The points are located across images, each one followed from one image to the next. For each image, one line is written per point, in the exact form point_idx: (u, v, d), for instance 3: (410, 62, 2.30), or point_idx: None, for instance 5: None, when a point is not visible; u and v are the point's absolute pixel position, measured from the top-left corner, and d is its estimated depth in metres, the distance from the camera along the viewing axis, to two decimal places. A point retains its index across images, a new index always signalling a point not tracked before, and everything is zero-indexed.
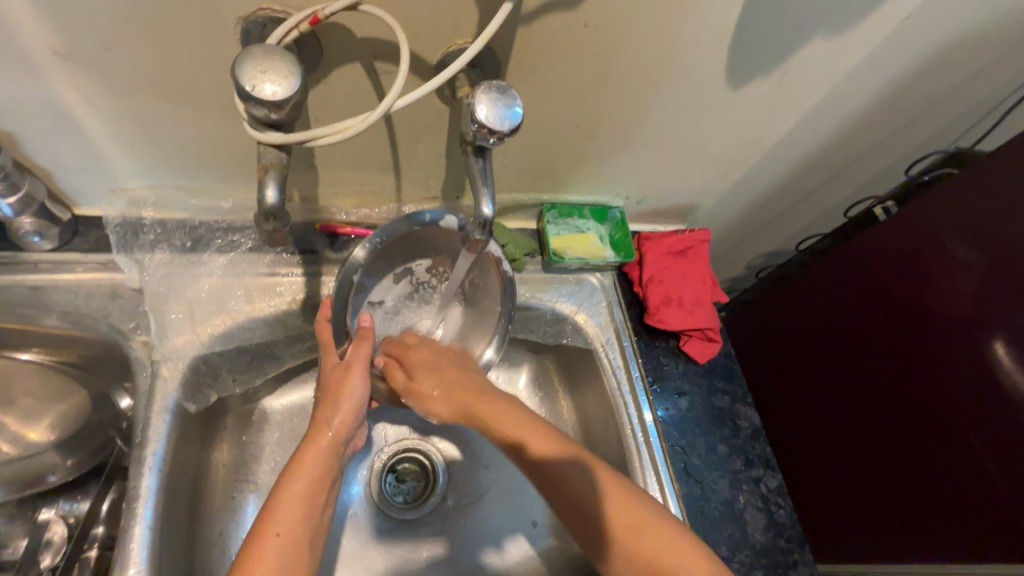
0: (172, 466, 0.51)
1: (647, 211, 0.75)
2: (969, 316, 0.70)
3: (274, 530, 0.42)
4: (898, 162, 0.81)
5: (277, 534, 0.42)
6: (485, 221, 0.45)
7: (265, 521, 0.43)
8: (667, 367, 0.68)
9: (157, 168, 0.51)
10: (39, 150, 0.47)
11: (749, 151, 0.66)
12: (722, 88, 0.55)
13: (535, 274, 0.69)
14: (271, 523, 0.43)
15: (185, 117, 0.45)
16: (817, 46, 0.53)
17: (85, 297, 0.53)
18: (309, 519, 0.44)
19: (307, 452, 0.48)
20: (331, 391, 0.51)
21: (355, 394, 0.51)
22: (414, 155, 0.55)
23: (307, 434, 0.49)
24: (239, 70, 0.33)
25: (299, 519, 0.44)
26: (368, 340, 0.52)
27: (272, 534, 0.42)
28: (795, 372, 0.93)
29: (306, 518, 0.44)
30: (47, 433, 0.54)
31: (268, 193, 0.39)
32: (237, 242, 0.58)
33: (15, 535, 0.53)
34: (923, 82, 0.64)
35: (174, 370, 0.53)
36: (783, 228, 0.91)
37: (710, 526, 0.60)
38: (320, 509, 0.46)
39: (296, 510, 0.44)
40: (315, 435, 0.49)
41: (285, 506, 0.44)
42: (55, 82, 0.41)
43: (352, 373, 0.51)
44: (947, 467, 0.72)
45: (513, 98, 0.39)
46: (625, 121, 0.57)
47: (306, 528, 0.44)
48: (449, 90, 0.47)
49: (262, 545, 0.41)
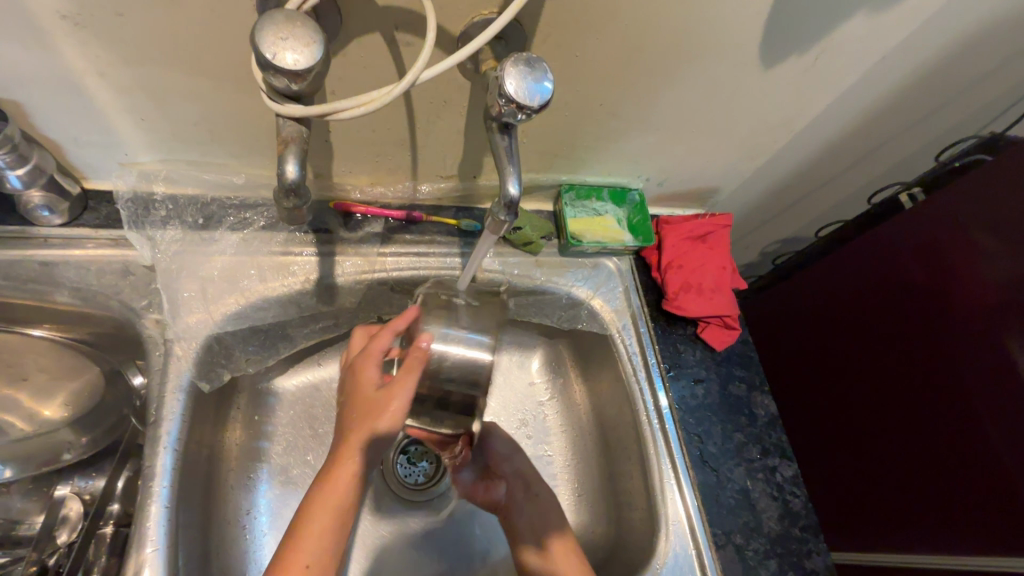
0: (187, 444, 0.51)
1: (666, 194, 0.73)
2: (994, 307, 0.68)
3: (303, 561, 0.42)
4: (927, 147, 0.78)
5: (307, 565, 0.42)
6: (512, 202, 0.42)
7: (293, 546, 0.43)
8: (684, 354, 0.67)
9: (169, 142, 0.50)
10: (49, 120, 0.45)
11: (776, 134, 0.64)
12: (754, 66, 0.53)
13: (551, 258, 0.68)
14: (298, 553, 0.42)
15: (199, 88, 0.44)
16: (857, 22, 0.50)
17: (96, 274, 0.52)
18: (336, 548, 0.44)
19: (328, 482, 0.45)
20: (362, 417, 0.47)
21: (384, 423, 0.46)
22: (432, 132, 0.53)
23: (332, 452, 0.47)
24: (259, 37, 0.31)
25: (329, 551, 0.43)
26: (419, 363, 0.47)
27: (301, 566, 0.42)
28: (812, 360, 0.93)
29: (334, 544, 0.44)
30: (61, 410, 0.53)
31: (288, 168, 0.37)
32: (249, 219, 0.56)
33: (30, 512, 0.53)
34: (960, 64, 0.62)
35: (187, 349, 0.52)
36: (804, 214, 0.89)
37: (725, 513, 0.60)
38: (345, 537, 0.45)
39: (323, 531, 0.44)
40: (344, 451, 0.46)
41: (313, 531, 0.43)
42: (63, 48, 0.39)
43: (388, 397, 0.47)
44: (964, 460, 0.70)
45: (543, 71, 0.37)
46: (651, 100, 0.55)
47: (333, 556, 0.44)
48: (471, 63, 0.45)
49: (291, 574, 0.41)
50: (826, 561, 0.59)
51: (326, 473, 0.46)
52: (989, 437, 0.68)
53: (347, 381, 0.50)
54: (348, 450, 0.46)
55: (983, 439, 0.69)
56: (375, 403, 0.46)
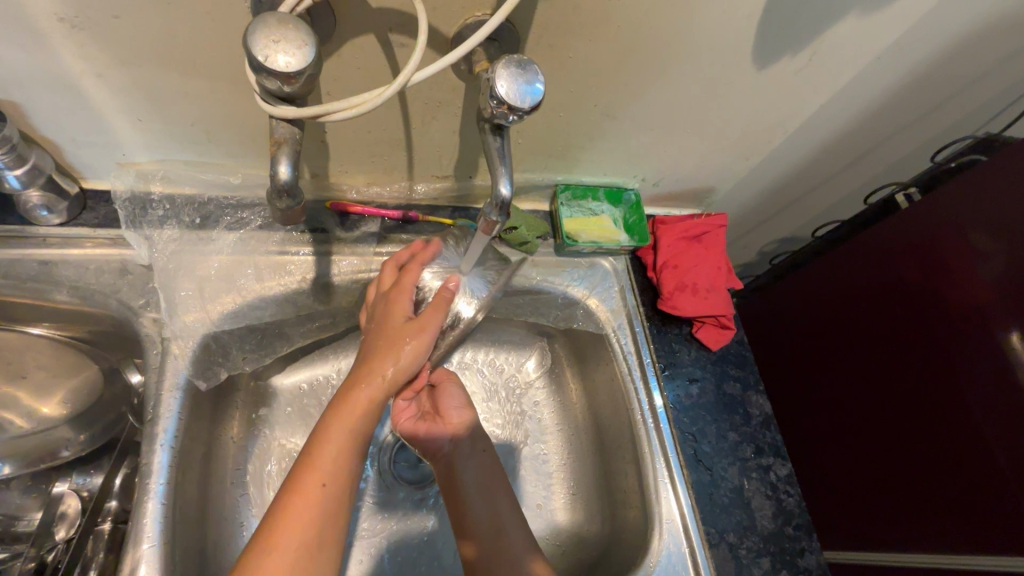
0: (184, 442, 0.51)
1: (662, 194, 0.73)
2: (988, 307, 0.68)
3: (321, 476, 0.42)
4: (923, 147, 0.79)
5: (323, 482, 0.42)
6: (503, 202, 0.43)
7: (311, 464, 0.42)
8: (679, 354, 0.68)
9: (167, 142, 0.50)
10: (47, 121, 0.45)
11: (771, 134, 0.65)
12: (748, 67, 0.53)
13: (547, 257, 0.68)
14: (313, 468, 0.42)
15: (195, 89, 0.44)
16: (850, 24, 0.51)
17: (94, 273, 0.52)
18: (352, 466, 0.44)
19: (349, 401, 0.45)
20: (386, 345, 0.47)
21: (404, 356, 0.46)
22: (427, 132, 0.53)
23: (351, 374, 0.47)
24: (251, 40, 0.32)
25: (347, 469, 0.43)
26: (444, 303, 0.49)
27: (319, 483, 0.42)
28: (808, 360, 0.93)
29: (351, 460, 0.44)
30: (59, 408, 0.54)
31: (280, 168, 0.37)
32: (246, 219, 0.57)
33: (29, 508, 0.53)
34: (954, 65, 0.62)
35: (185, 348, 0.52)
36: (800, 214, 0.89)
37: (719, 512, 0.60)
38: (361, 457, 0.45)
39: (338, 452, 0.43)
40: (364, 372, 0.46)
41: (330, 449, 0.43)
42: (60, 50, 0.39)
43: (410, 329, 0.47)
44: (958, 460, 0.71)
45: (534, 73, 0.38)
46: (646, 101, 0.55)
47: (350, 472, 0.44)
48: (466, 64, 0.45)
49: (308, 490, 0.41)
50: (818, 559, 0.60)
51: (338, 401, 0.45)
52: (984, 437, 0.68)
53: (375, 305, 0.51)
54: (373, 370, 0.46)
55: (978, 437, 0.69)
56: (392, 323, 0.48)
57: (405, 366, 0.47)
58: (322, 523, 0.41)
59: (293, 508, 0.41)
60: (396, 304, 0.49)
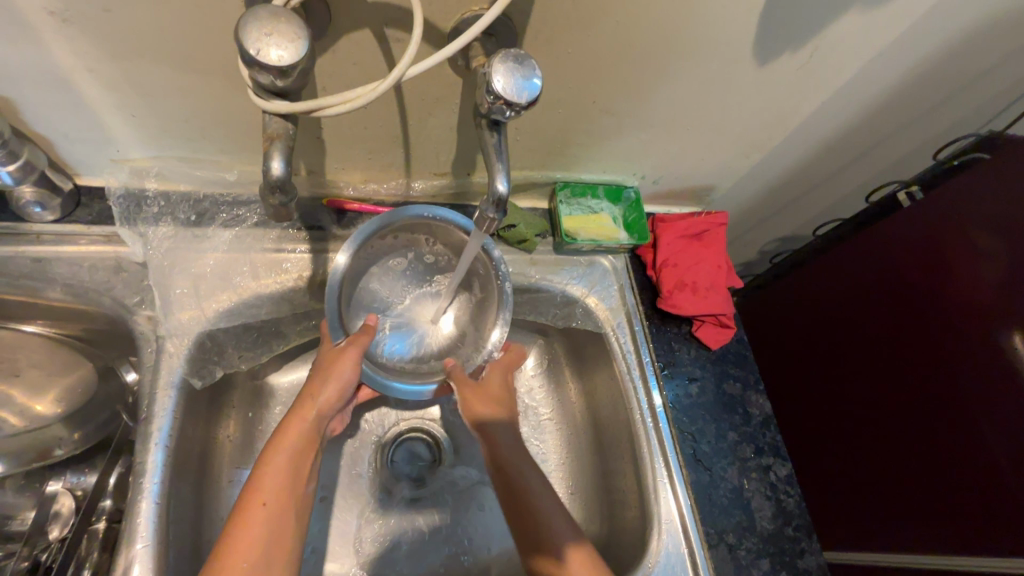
0: (179, 441, 0.51)
1: (662, 192, 0.73)
2: (988, 306, 0.68)
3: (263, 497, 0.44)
4: (925, 145, 0.78)
5: (264, 502, 0.43)
6: (500, 199, 0.42)
7: (253, 488, 0.44)
8: (678, 353, 0.67)
9: (161, 138, 0.49)
10: (39, 116, 0.45)
11: (772, 132, 0.64)
12: (748, 63, 0.52)
13: (546, 255, 0.67)
14: (255, 490, 0.44)
15: (188, 84, 0.44)
16: (852, 19, 0.50)
17: (89, 271, 0.52)
18: (293, 489, 0.45)
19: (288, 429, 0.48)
20: (322, 371, 0.50)
21: (343, 377, 0.50)
22: (425, 128, 0.53)
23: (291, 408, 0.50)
24: (243, 33, 0.31)
25: (288, 489, 0.45)
26: (368, 332, 0.53)
27: (259, 502, 0.43)
28: (809, 360, 0.92)
29: (292, 484, 0.45)
30: (52, 406, 0.54)
31: (273, 164, 0.37)
32: (242, 216, 0.56)
33: (23, 507, 0.53)
34: (957, 62, 0.61)
35: (180, 346, 0.52)
36: (801, 212, 0.89)
37: (718, 513, 0.60)
38: (302, 482, 0.46)
39: (279, 475, 0.45)
40: (301, 407, 0.50)
41: (269, 474, 0.45)
42: (51, 44, 0.39)
43: (344, 355, 0.51)
44: (960, 460, 0.70)
45: (532, 68, 0.37)
46: (645, 97, 0.55)
47: (292, 495, 0.45)
48: (463, 60, 0.45)
49: (249, 511, 0.43)
50: (818, 560, 0.59)
51: (281, 431, 0.48)
52: (985, 438, 0.68)
53: (320, 353, 0.53)
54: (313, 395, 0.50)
55: (978, 437, 0.68)
56: (332, 379, 0.50)
57: (344, 385, 0.51)
58: (265, 547, 0.42)
59: (240, 533, 0.41)
60: (337, 360, 0.51)
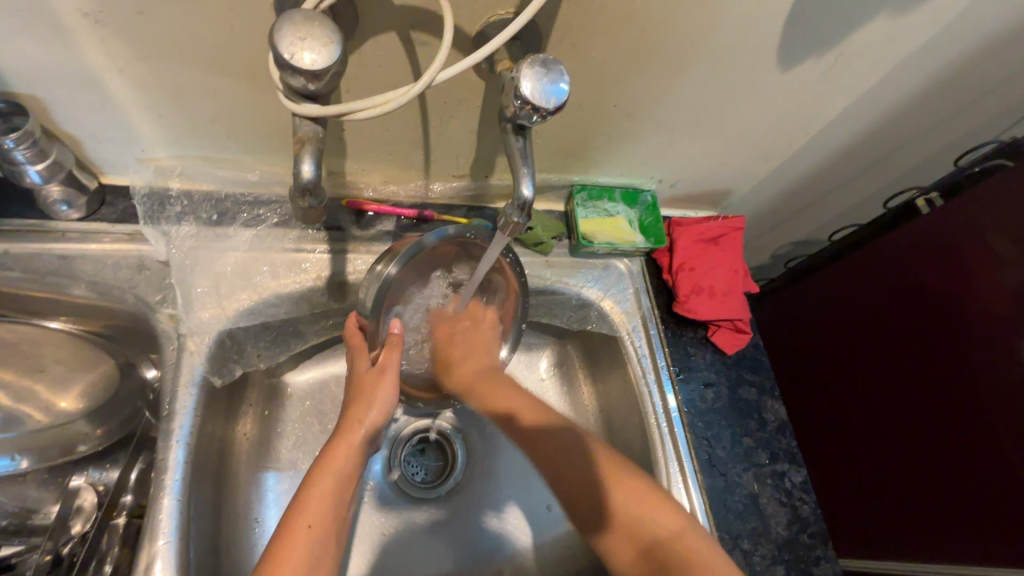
0: (199, 439, 0.51)
1: (678, 196, 0.73)
2: (1008, 316, 0.67)
3: (307, 521, 0.44)
4: (944, 150, 0.77)
5: (309, 526, 0.44)
6: (525, 203, 0.42)
7: (297, 511, 0.45)
8: (694, 357, 0.67)
9: (185, 139, 0.50)
10: (68, 115, 0.45)
11: (792, 137, 0.64)
12: (771, 68, 0.52)
13: (562, 257, 0.67)
14: (302, 515, 0.44)
15: (216, 85, 0.44)
16: (877, 26, 0.50)
17: (113, 268, 0.52)
18: (335, 515, 0.46)
19: (336, 448, 0.49)
20: (365, 392, 0.52)
21: (387, 396, 0.52)
22: (446, 131, 0.53)
23: (338, 428, 0.51)
24: (278, 37, 0.31)
25: (330, 510, 0.46)
26: (398, 347, 0.54)
27: (304, 526, 0.44)
28: (825, 366, 0.92)
29: (334, 507, 0.46)
30: (76, 402, 0.53)
31: (304, 167, 0.37)
32: (263, 216, 0.57)
33: (46, 501, 0.54)
34: (981, 68, 0.61)
35: (200, 344, 0.52)
36: (817, 217, 0.88)
37: (733, 519, 0.60)
38: (344, 505, 0.47)
39: (323, 500, 0.46)
40: (348, 429, 0.50)
41: (315, 499, 0.46)
42: (84, 47, 0.39)
43: (384, 374, 0.52)
44: (980, 471, 0.70)
45: (559, 73, 0.37)
46: (666, 100, 0.55)
47: (334, 521, 0.46)
48: (487, 64, 0.45)
49: (294, 537, 0.43)
50: (834, 568, 0.59)
51: (329, 450, 0.49)
52: (1004, 450, 0.67)
53: (354, 365, 0.53)
54: (360, 416, 0.51)
55: (996, 447, 0.68)
56: (377, 404, 0.51)
57: (386, 406, 0.52)
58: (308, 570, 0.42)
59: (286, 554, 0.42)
60: (378, 386, 0.52)
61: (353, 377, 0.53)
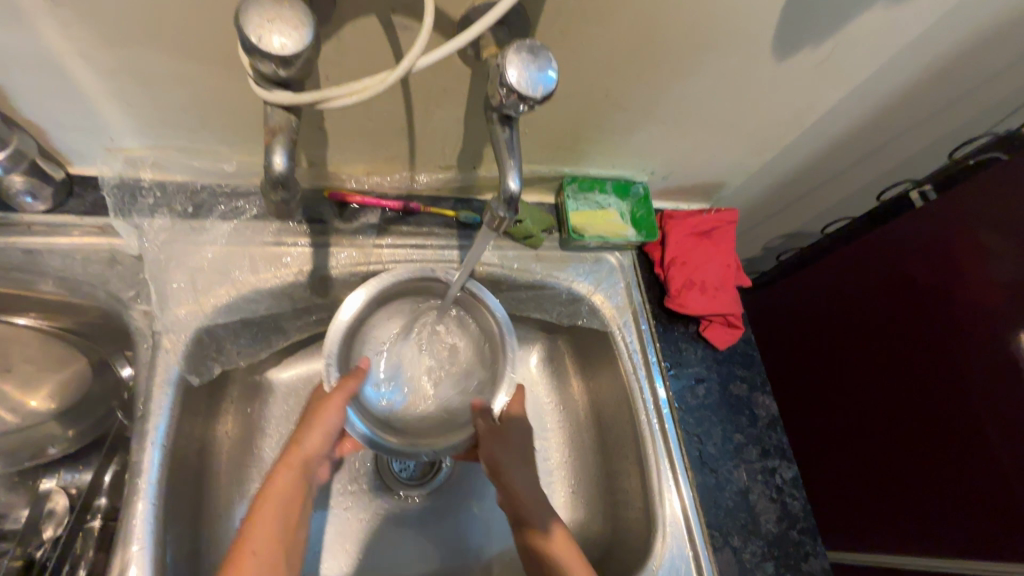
0: (176, 438, 0.50)
1: (671, 188, 0.71)
2: (995, 308, 0.67)
3: (249, 548, 0.44)
4: (939, 142, 0.76)
5: (252, 552, 0.44)
6: (512, 197, 0.41)
7: (242, 539, 0.45)
8: (686, 353, 0.66)
9: (157, 127, 0.48)
10: (29, 103, 0.43)
11: (786, 128, 0.62)
12: (767, 58, 0.51)
13: (552, 252, 0.66)
14: (246, 541, 0.44)
15: (187, 71, 0.42)
16: (875, 14, 0.48)
17: (82, 263, 0.50)
18: (282, 538, 0.46)
19: (281, 470, 0.50)
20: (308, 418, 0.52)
21: (328, 423, 0.52)
22: (431, 120, 0.51)
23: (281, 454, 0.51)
24: (245, 19, 0.29)
25: (275, 534, 0.46)
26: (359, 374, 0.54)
27: (248, 550, 0.44)
28: (817, 359, 0.91)
29: (281, 528, 0.46)
30: (47, 402, 0.53)
31: (276, 159, 0.35)
32: (241, 208, 0.55)
33: (16, 505, 0.52)
34: (979, 59, 0.59)
35: (176, 342, 0.50)
36: (809, 209, 0.87)
37: (724, 516, 0.59)
38: (292, 529, 0.47)
39: (267, 526, 0.46)
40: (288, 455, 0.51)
41: (260, 523, 0.46)
42: (41, 29, 0.37)
43: (330, 399, 0.52)
44: (964, 464, 0.70)
45: (547, 60, 0.35)
46: (658, 89, 0.53)
47: (282, 544, 0.46)
48: (472, 49, 0.43)
49: (241, 562, 0.43)
50: (823, 564, 0.59)
51: (268, 478, 0.49)
52: (992, 446, 0.67)
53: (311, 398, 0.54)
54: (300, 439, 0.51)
55: (984, 439, 0.68)
56: (319, 426, 0.51)
57: (330, 430, 0.52)
58: None
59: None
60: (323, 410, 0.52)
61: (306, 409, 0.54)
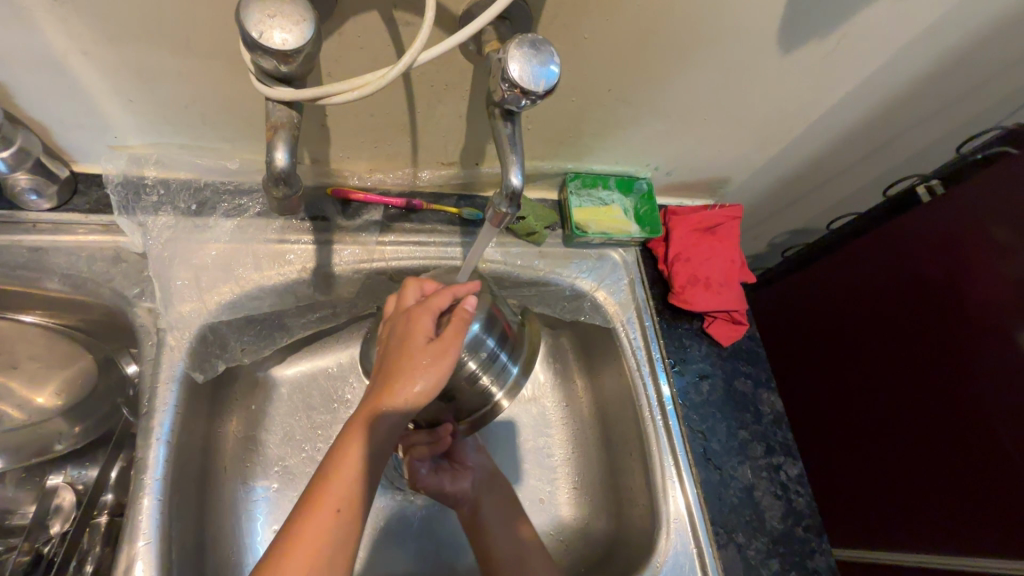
0: (181, 435, 0.50)
1: (675, 184, 0.71)
2: (1007, 303, 0.66)
3: (335, 503, 0.39)
4: (947, 136, 0.75)
5: (337, 510, 0.39)
6: (513, 192, 0.41)
7: (316, 496, 0.39)
8: (690, 349, 0.66)
9: (160, 125, 0.48)
10: (32, 101, 0.43)
11: (792, 122, 0.62)
12: (771, 52, 0.50)
13: (555, 248, 0.66)
14: (327, 488, 0.40)
15: (189, 69, 0.42)
16: (882, 7, 0.48)
17: (87, 261, 0.51)
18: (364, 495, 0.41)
19: (356, 428, 0.41)
20: (397, 368, 0.42)
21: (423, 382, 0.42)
22: (433, 116, 0.51)
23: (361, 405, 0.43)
24: (245, 14, 0.29)
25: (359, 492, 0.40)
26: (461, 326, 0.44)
27: (333, 508, 0.39)
28: (823, 355, 0.91)
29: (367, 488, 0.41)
30: (53, 399, 0.53)
31: (277, 155, 0.35)
32: (244, 206, 0.55)
33: (22, 501, 0.52)
34: (988, 51, 0.59)
35: (180, 339, 0.51)
36: (815, 205, 0.87)
37: (728, 512, 0.59)
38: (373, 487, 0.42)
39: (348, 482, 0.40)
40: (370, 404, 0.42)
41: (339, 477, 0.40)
42: (44, 27, 0.37)
43: (426, 353, 0.43)
44: (974, 461, 0.69)
45: (549, 54, 0.35)
46: (662, 84, 0.52)
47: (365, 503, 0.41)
48: (474, 45, 0.43)
49: (319, 513, 0.39)
50: (828, 561, 0.59)
51: (345, 435, 0.41)
52: (1002, 442, 0.66)
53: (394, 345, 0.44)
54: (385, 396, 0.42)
55: (994, 436, 0.67)
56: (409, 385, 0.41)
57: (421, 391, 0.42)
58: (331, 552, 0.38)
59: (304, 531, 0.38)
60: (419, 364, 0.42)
61: (388, 359, 0.43)
